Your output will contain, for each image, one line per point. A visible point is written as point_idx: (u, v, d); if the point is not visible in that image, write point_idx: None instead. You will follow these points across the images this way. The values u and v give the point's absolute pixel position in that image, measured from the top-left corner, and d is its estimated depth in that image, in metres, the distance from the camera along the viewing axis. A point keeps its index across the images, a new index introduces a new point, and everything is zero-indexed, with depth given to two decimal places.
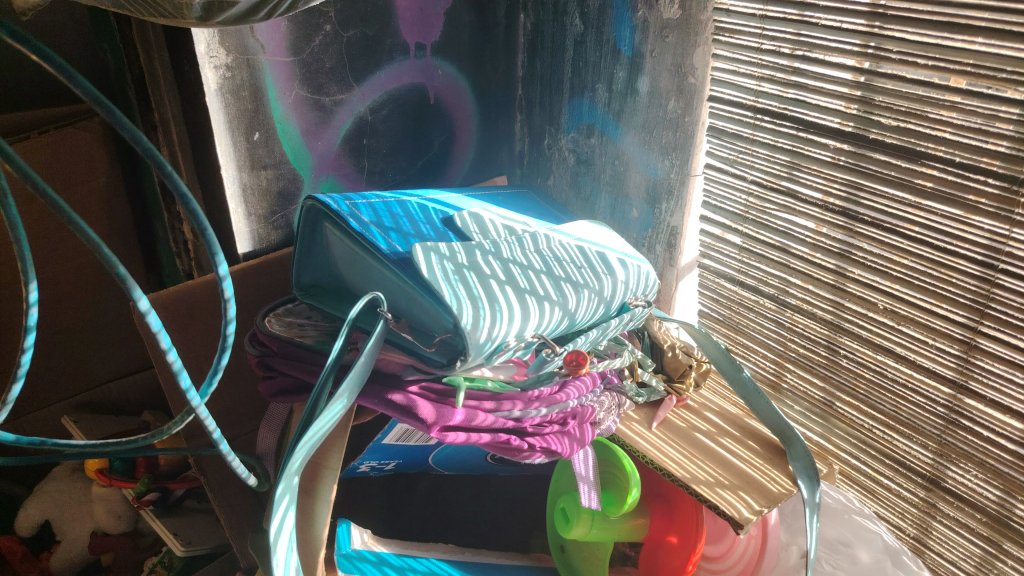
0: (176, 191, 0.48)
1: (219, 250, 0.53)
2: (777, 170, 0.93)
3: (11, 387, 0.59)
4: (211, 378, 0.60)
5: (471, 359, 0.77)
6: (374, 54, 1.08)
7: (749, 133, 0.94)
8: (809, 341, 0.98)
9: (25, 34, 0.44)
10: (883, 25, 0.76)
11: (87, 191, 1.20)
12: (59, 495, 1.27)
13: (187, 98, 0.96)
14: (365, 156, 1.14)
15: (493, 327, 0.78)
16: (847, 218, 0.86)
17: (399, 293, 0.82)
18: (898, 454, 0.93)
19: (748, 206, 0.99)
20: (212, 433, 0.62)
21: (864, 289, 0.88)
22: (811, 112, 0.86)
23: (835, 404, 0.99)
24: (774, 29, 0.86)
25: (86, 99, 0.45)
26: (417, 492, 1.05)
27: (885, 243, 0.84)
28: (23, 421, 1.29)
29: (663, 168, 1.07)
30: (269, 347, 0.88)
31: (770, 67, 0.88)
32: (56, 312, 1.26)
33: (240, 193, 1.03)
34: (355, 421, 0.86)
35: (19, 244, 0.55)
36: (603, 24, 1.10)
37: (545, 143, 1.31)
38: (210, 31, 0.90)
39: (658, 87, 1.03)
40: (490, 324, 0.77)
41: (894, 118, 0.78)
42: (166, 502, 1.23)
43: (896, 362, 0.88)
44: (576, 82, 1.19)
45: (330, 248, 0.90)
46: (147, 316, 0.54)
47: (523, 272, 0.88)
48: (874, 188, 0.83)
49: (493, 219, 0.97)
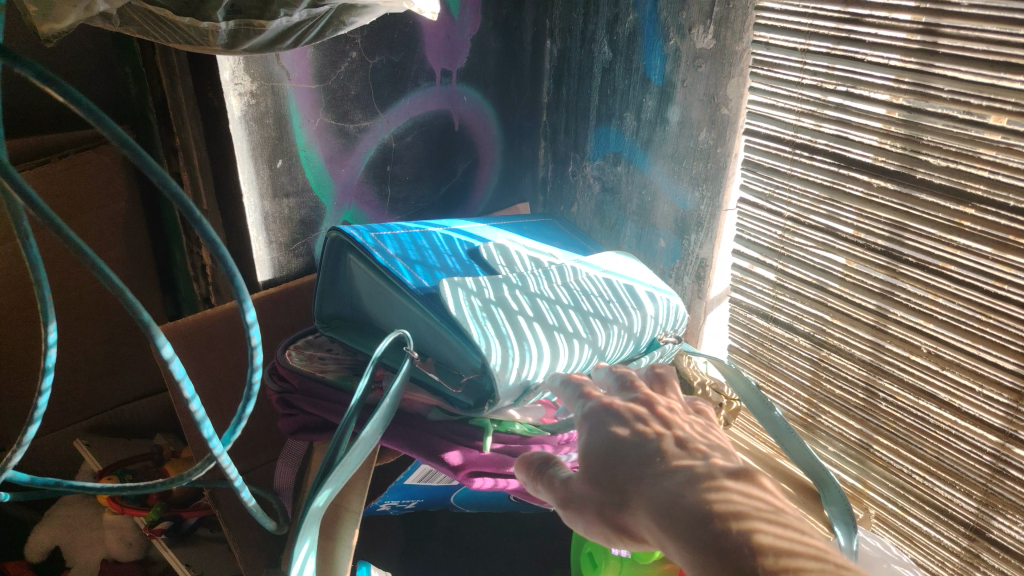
0: (205, 236, 0.46)
1: (249, 297, 0.51)
2: (810, 203, 0.91)
3: (28, 428, 0.57)
4: (235, 425, 0.58)
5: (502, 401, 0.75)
6: (400, 81, 1.06)
7: (787, 168, 0.92)
8: (845, 382, 0.95)
9: (52, 75, 0.42)
10: (931, 62, 0.73)
11: (105, 215, 1.19)
12: (69, 520, 1.25)
13: (210, 125, 0.94)
14: (388, 184, 1.13)
15: (523, 368, 0.75)
16: (890, 258, 0.84)
17: (424, 329, 0.79)
18: (940, 501, 0.89)
19: (781, 241, 0.96)
20: (231, 480, 0.59)
21: (906, 331, 0.85)
22: (852, 149, 0.84)
23: (871, 447, 0.95)
24: (815, 63, 0.84)
25: (114, 142, 0.43)
26: (437, 528, 1.02)
27: (928, 285, 0.81)
28: (34, 444, 1.27)
29: (693, 199, 1.06)
30: (289, 384, 0.84)
31: (809, 101, 0.86)
32: (73, 335, 1.25)
33: (261, 222, 1.01)
34: (378, 462, 0.83)
35: (41, 286, 0.53)
36: (632, 52, 1.08)
37: (569, 170, 1.29)
38: (236, 58, 0.89)
39: (689, 117, 1.03)
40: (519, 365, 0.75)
41: (942, 157, 0.76)
42: (179, 530, 1.19)
43: (939, 408, 0.85)
44: (603, 109, 1.17)
45: (354, 277, 0.88)
46: (171, 364, 0.51)
47: (551, 307, 0.85)
48: (918, 229, 0.80)
49: (519, 250, 0.95)
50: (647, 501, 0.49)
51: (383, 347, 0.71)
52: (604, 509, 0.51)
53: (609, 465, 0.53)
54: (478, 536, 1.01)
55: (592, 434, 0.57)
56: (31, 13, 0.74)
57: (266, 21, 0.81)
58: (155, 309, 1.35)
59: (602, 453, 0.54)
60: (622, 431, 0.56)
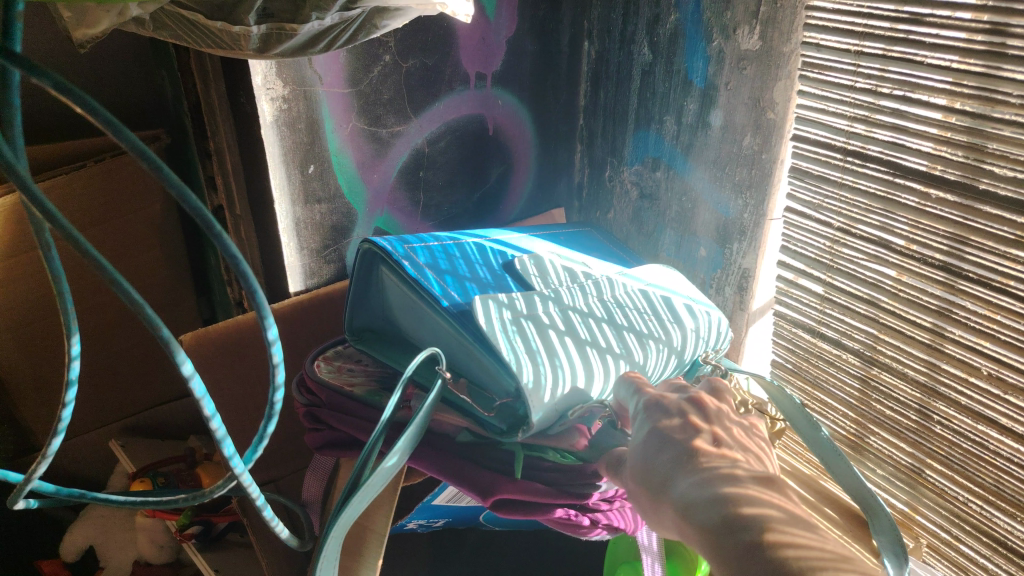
0: (225, 250, 0.44)
1: (270, 313, 0.48)
2: (857, 213, 0.86)
3: (51, 438, 0.55)
4: (257, 443, 0.56)
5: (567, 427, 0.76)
6: (434, 85, 1.04)
7: (837, 176, 0.87)
8: (896, 403, 0.90)
9: (68, 84, 0.40)
10: (998, 66, 0.68)
11: (142, 218, 1.19)
12: (103, 520, 1.25)
13: (243, 129, 0.93)
14: (420, 189, 1.11)
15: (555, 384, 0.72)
16: (948, 273, 0.79)
17: (452, 344, 0.76)
18: (998, 533, 0.83)
19: (829, 252, 0.92)
20: (255, 499, 0.58)
21: (964, 352, 0.80)
22: (908, 157, 0.79)
23: (924, 472, 0.90)
24: (868, 66, 0.79)
25: (132, 153, 0.41)
26: (466, 545, 1.00)
27: (991, 303, 0.75)
28: (70, 444, 1.28)
29: (735, 207, 1.02)
30: (317, 397, 0.83)
31: (862, 106, 0.81)
32: (108, 339, 1.25)
33: (293, 228, 1.00)
34: (405, 480, 0.82)
35: (63, 297, 0.51)
36: (674, 54, 1.04)
37: (606, 175, 1.26)
38: (268, 63, 0.88)
39: (732, 121, 0.98)
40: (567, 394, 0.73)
41: (1008, 168, 0.70)
42: (209, 535, 1.18)
43: (999, 434, 0.79)
44: (642, 113, 1.13)
45: (387, 288, 0.84)
46: (191, 381, 0.49)
47: (584, 321, 0.82)
48: (981, 242, 0.75)
49: (554, 261, 0.92)
50: (689, 505, 0.50)
51: (415, 364, 0.67)
52: (644, 506, 0.55)
53: (647, 458, 0.56)
54: (506, 554, 0.98)
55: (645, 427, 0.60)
56: (67, 18, 0.74)
57: (298, 25, 0.79)
58: (189, 312, 1.35)
59: (644, 448, 0.57)
60: (666, 430, 0.57)
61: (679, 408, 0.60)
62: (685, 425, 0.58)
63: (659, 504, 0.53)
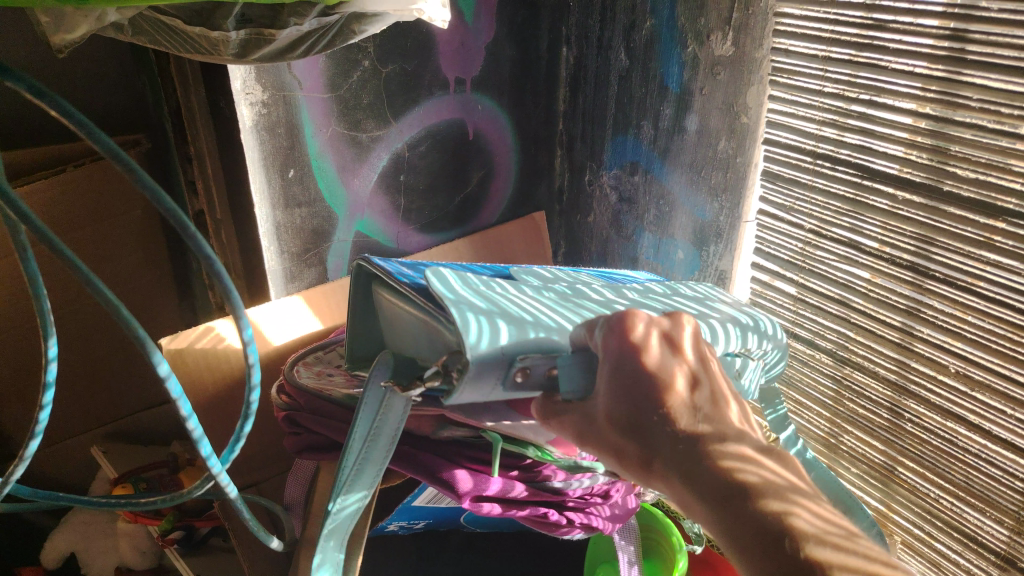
0: (201, 252, 0.45)
1: (246, 315, 0.50)
2: (831, 215, 0.89)
3: (28, 442, 0.55)
4: (233, 445, 0.57)
5: (530, 378, 0.51)
6: (413, 90, 1.05)
7: (807, 179, 0.90)
8: (869, 402, 0.92)
9: (43, 88, 0.41)
10: (957, 70, 0.71)
11: (123, 224, 1.19)
12: (85, 526, 1.25)
13: (223, 136, 0.95)
14: (401, 193, 1.12)
15: (510, 334, 0.51)
16: (916, 273, 0.81)
17: (434, 334, 0.59)
18: (969, 528, 0.84)
19: (802, 254, 0.95)
20: (233, 498, 0.59)
21: (934, 350, 0.82)
22: (877, 160, 0.81)
23: (896, 470, 0.92)
24: (835, 71, 0.82)
25: (106, 155, 0.42)
26: (448, 546, 1.00)
27: (956, 302, 0.78)
28: (49, 451, 1.26)
29: (711, 210, 1.03)
30: (296, 402, 0.83)
31: (830, 110, 0.84)
32: (85, 344, 1.24)
33: (273, 232, 1.01)
34: (383, 484, 0.82)
35: (39, 300, 0.52)
36: (650, 59, 1.06)
37: (586, 179, 1.27)
38: (247, 68, 0.89)
39: (707, 125, 1.00)
40: (482, 352, 0.48)
41: (971, 169, 0.73)
42: (191, 541, 1.18)
43: (968, 430, 0.81)
44: (621, 117, 1.15)
45: (382, 312, 0.68)
46: (167, 382, 0.50)
47: (650, 300, 0.78)
48: (947, 243, 0.77)
49: (575, 274, 0.89)
50: (693, 472, 0.44)
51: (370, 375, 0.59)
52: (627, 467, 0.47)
53: (631, 412, 0.46)
54: (488, 555, 0.99)
55: (632, 379, 0.46)
56: (44, 23, 0.73)
57: (276, 30, 0.80)
58: (170, 317, 1.36)
59: (630, 403, 0.46)
60: (671, 396, 0.46)
61: (672, 359, 0.48)
62: (682, 385, 0.47)
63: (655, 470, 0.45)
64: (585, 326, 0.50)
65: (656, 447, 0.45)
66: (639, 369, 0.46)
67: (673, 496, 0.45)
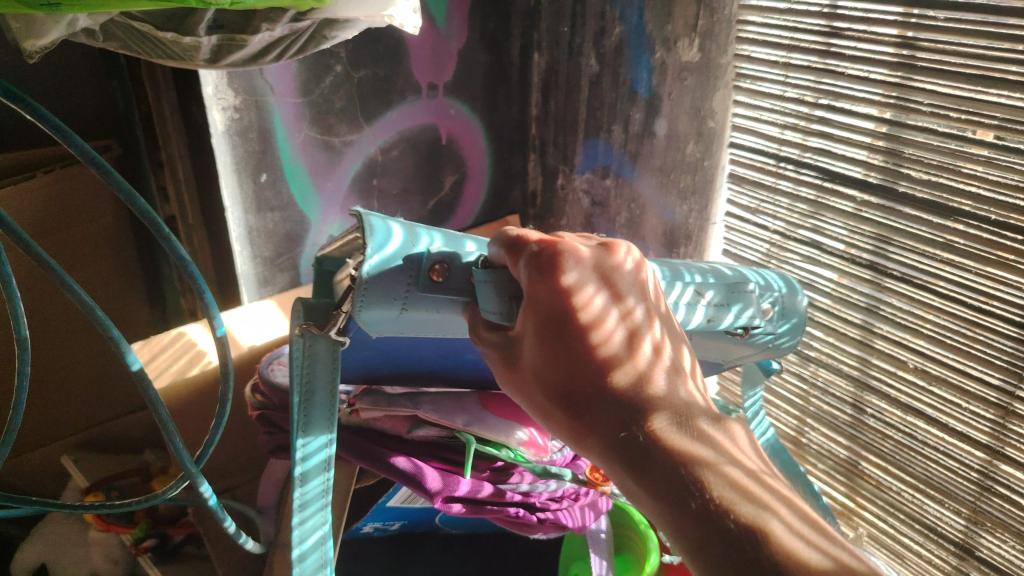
0: (176, 254, 0.48)
1: (219, 316, 0.54)
2: (798, 218, 0.92)
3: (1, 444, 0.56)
4: (209, 438, 0.60)
5: (449, 281, 0.56)
6: (386, 94, 1.06)
7: (772, 182, 0.94)
8: (834, 399, 0.95)
9: (18, 91, 0.42)
10: (908, 75, 0.74)
11: (92, 229, 1.18)
12: (55, 537, 1.22)
13: (194, 141, 0.95)
14: (373, 196, 1.13)
15: (420, 243, 0.57)
16: (875, 272, 0.84)
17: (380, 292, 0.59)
18: (929, 519, 0.87)
19: (769, 255, 0.99)
20: (207, 498, 0.62)
21: (892, 346, 0.85)
22: (837, 162, 0.84)
23: (860, 464, 0.94)
24: (797, 77, 0.85)
25: (82, 159, 0.45)
26: (424, 548, 1.00)
27: (914, 299, 0.81)
28: (16, 462, 1.24)
29: (681, 212, 1.06)
30: (270, 401, 0.83)
31: (792, 115, 0.87)
32: (54, 351, 1.23)
33: (245, 236, 1.02)
34: (358, 484, 0.83)
35: (11, 301, 0.53)
36: (620, 65, 1.06)
37: (558, 184, 1.28)
38: (219, 74, 0.89)
39: (676, 130, 1.01)
40: (379, 265, 0.54)
41: (924, 171, 0.76)
42: (165, 549, 1.16)
43: (928, 424, 0.83)
44: (591, 122, 1.15)
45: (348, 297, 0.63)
46: None
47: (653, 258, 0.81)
48: (903, 242, 0.80)
49: None
50: (634, 453, 0.46)
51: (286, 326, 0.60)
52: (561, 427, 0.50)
53: (563, 369, 0.49)
54: (463, 556, 0.99)
55: (564, 337, 0.49)
56: (15, 28, 0.72)
57: (248, 36, 0.80)
58: (142, 323, 1.35)
59: (556, 346, 0.49)
60: (604, 354, 0.49)
61: (603, 304, 0.50)
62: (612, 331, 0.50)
63: (583, 431, 0.48)
64: (506, 249, 0.52)
65: (591, 415, 0.48)
66: (569, 323, 0.49)
67: (615, 477, 0.47)
